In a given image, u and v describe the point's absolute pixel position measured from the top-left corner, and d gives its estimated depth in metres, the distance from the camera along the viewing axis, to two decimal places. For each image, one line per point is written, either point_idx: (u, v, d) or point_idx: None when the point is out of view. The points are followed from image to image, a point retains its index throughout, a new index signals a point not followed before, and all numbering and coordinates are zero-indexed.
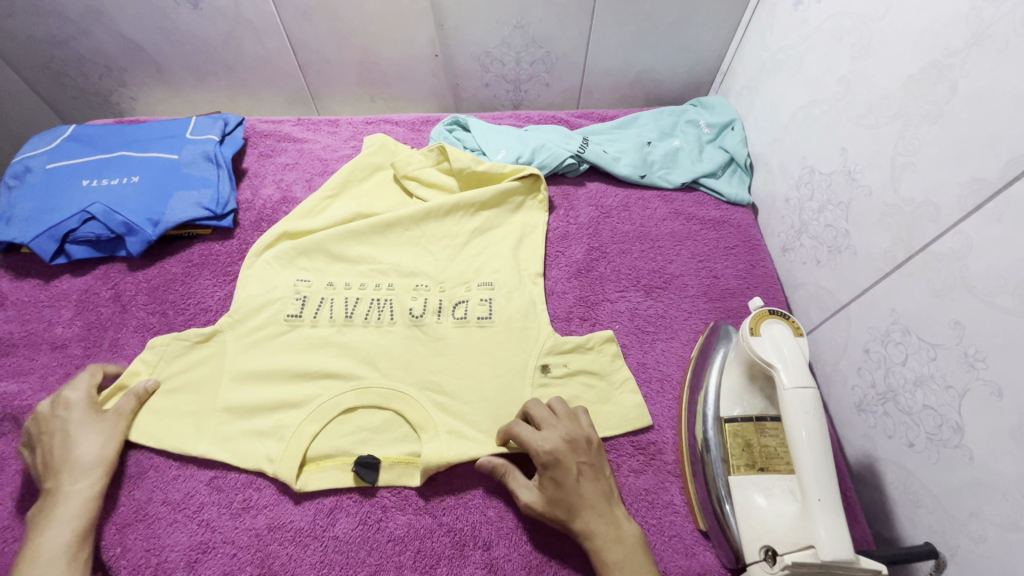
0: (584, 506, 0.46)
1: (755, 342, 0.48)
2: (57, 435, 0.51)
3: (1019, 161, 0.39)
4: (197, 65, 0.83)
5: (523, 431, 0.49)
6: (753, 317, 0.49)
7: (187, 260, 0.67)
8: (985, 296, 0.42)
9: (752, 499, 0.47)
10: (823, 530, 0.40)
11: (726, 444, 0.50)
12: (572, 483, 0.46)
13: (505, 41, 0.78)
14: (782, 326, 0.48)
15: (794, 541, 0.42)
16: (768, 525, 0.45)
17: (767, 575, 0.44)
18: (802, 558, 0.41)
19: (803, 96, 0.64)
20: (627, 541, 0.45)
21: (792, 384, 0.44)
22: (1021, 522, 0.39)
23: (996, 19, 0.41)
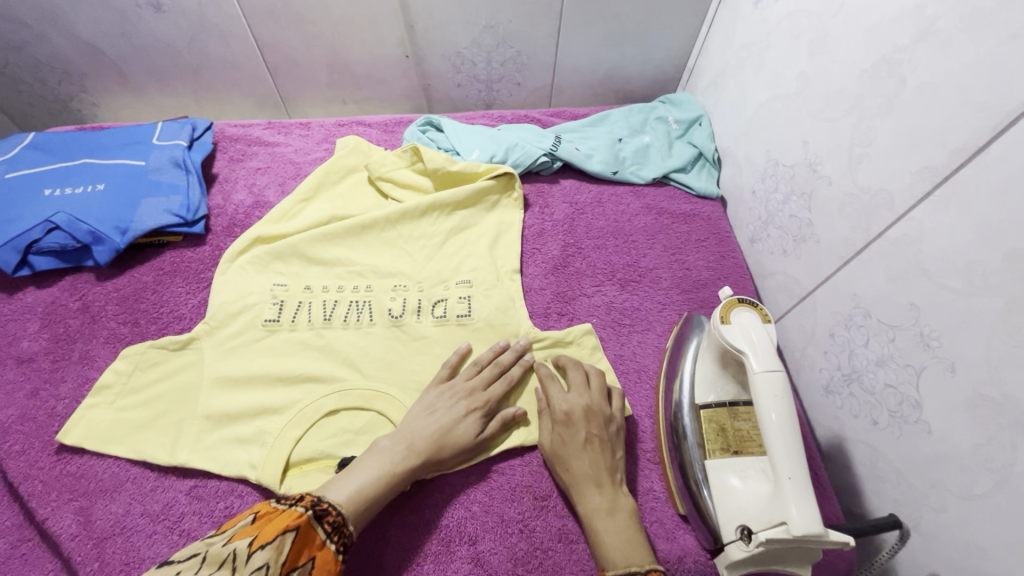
0: (584, 472, 0.49)
1: (726, 330, 0.49)
2: (427, 406, 0.54)
3: (965, 150, 0.41)
4: (161, 69, 0.81)
5: (552, 389, 0.55)
6: (723, 306, 0.51)
7: (158, 268, 0.66)
8: (937, 278, 0.44)
9: (727, 481, 0.48)
10: (794, 504, 0.41)
11: (702, 430, 0.51)
12: (577, 443, 0.51)
13: (476, 42, 0.78)
14: (751, 314, 0.50)
15: (768, 519, 0.44)
16: (744, 505, 0.46)
17: (743, 553, 0.45)
18: (775, 535, 0.42)
19: (765, 92, 0.66)
20: (614, 515, 0.47)
21: (763, 368, 0.46)
22: (977, 490, 0.42)
23: (938, 15, 0.43)
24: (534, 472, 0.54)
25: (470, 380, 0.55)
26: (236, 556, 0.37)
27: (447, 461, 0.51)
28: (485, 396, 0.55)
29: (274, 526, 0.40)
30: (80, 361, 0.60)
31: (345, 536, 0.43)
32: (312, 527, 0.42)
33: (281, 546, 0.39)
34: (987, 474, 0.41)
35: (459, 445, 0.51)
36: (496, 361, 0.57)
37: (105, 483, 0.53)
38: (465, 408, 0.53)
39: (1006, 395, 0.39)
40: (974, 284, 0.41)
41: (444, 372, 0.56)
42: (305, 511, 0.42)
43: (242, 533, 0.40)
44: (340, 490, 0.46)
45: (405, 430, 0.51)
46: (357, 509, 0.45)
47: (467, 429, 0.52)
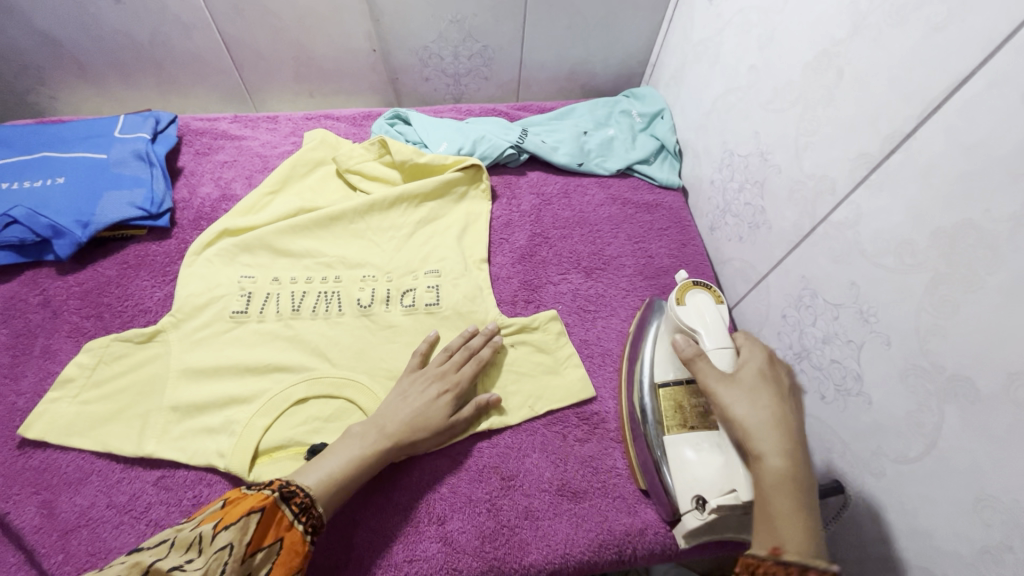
0: (764, 422, 0.42)
1: (682, 311, 0.53)
2: (399, 392, 0.54)
3: (895, 136, 0.44)
4: (123, 61, 0.80)
5: (700, 366, 0.48)
6: (679, 288, 0.54)
7: (122, 262, 0.65)
8: (874, 258, 0.47)
9: (684, 455, 0.50)
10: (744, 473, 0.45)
11: (660, 408, 0.53)
12: (786, 413, 0.43)
13: (442, 36, 0.79)
14: (705, 295, 0.54)
15: (720, 488, 0.47)
16: (699, 476, 0.48)
17: (698, 521, 0.48)
18: (725, 501, 0.45)
19: (720, 85, 0.68)
20: (796, 492, 0.39)
21: (715, 346, 0.49)
22: (910, 454, 0.45)
23: (870, 11, 0.46)
24: (502, 453, 0.55)
25: (440, 365, 0.56)
26: (202, 538, 0.39)
27: (421, 443, 0.52)
28: (457, 378, 0.55)
29: (241, 508, 0.42)
30: (41, 355, 0.59)
31: (314, 517, 0.44)
32: (280, 508, 0.43)
33: (246, 526, 0.41)
34: (918, 438, 0.44)
35: (431, 426, 0.52)
36: (466, 345, 0.58)
37: (70, 475, 0.52)
38: (436, 392, 0.54)
39: (934, 363, 0.42)
40: (904, 262, 0.44)
41: (415, 361, 0.57)
42: (272, 493, 0.43)
43: (210, 517, 0.41)
44: (310, 475, 0.46)
45: (379, 415, 0.52)
46: (327, 492, 0.46)
47: (439, 411, 0.53)
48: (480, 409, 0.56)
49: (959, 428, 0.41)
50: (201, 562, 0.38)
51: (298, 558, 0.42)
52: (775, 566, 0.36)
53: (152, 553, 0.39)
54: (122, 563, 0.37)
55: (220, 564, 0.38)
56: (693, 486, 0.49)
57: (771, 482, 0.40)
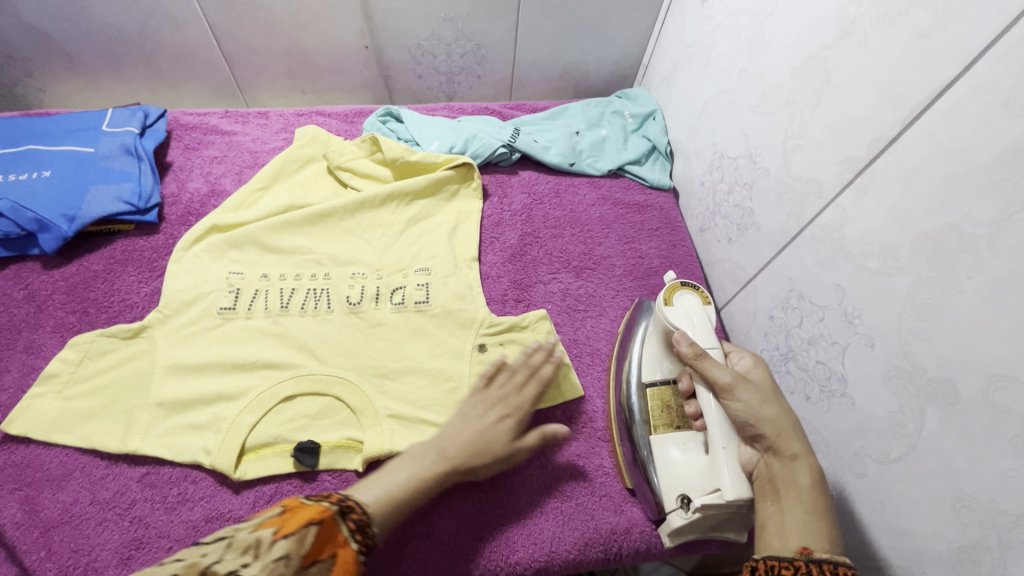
0: (792, 425, 0.45)
1: (669, 312, 0.55)
2: (460, 414, 0.52)
3: (880, 141, 0.45)
4: (112, 54, 0.79)
5: (709, 364, 0.49)
6: (667, 288, 0.57)
7: (109, 256, 0.65)
8: (859, 260, 0.48)
9: (669, 454, 0.52)
10: (727, 471, 0.46)
11: (647, 407, 0.54)
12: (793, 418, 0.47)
13: (435, 34, 0.79)
14: (692, 296, 0.57)
15: (704, 488, 0.48)
16: (683, 476, 0.50)
17: (683, 520, 0.48)
18: (710, 500, 0.47)
19: (712, 87, 0.69)
20: (820, 491, 0.43)
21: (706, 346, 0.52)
22: (891, 455, 0.46)
23: (858, 15, 0.46)
24: None
25: (503, 389, 0.53)
26: (260, 543, 0.37)
27: (483, 468, 0.49)
28: (519, 401, 0.53)
29: (300, 517, 0.39)
30: (25, 350, 0.58)
31: (369, 536, 0.41)
32: (337, 524, 0.40)
33: (304, 538, 0.38)
34: (901, 439, 0.45)
35: (494, 452, 0.49)
36: (527, 362, 0.55)
37: (54, 471, 0.52)
38: (497, 416, 0.51)
39: (915, 365, 0.43)
40: (889, 264, 0.45)
41: (478, 382, 0.54)
42: (330, 506, 0.41)
43: (269, 522, 0.39)
44: (367, 492, 0.44)
45: (439, 436, 0.50)
46: (384, 510, 0.43)
47: (502, 435, 0.50)
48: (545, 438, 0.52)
49: (940, 430, 0.41)
50: (257, 568, 0.35)
51: None
52: (809, 563, 0.38)
53: (208, 552, 0.36)
54: (177, 562, 0.35)
55: None
56: (679, 486, 0.50)
57: (805, 480, 0.43)
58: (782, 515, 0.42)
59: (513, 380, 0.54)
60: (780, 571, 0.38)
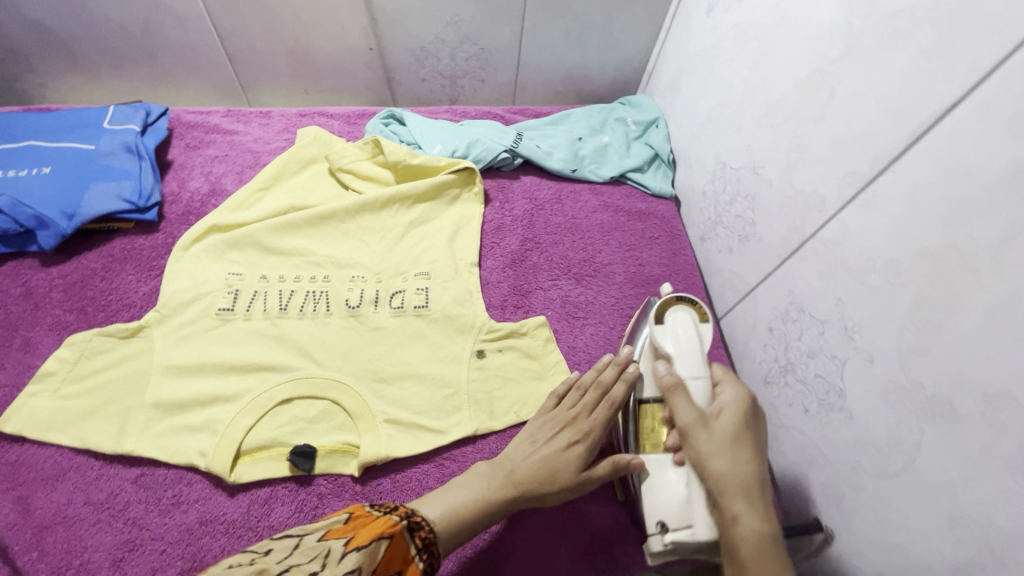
0: (739, 481, 0.43)
1: (658, 328, 0.53)
2: (525, 436, 0.52)
3: (883, 157, 0.45)
4: (114, 51, 0.79)
5: (677, 400, 0.47)
6: (660, 304, 0.54)
7: (108, 255, 0.64)
8: (859, 275, 0.48)
9: (665, 474, 0.48)
10: (699, 511, 0.45)
11: (641, 424, 0.51)
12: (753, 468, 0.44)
13: (440, 37, 0.79)
14: (685, 312, 0.53)
15: (678, 519, 0.46)
16: (662, 502, 0.46)
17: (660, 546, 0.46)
18: (679, 536, 0.45)
19: (715, 97, 0.69)
20: (767, 554, 0.40)
21: (688, 374, 0.49)
22: (889, 469, 0.45)
23: (863, 31, 0.46)
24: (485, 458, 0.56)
25: (573, 410, 0.52)
26: (332, 553, 0.38)
27: (550, 496, 0.48)
28: (589, 425, 0.51)
29: (371, 531, 0.41)
30: (22, 348, 0.58)
31: (434, 555, 0.43)
32: (403, 540, 0.42)
33: (375, 552, 0.39)
34: (898, 454, 0.44)
35: (562, 480, 0.48)
36: (597, 381, 0.53)
37: (47, 471, 0.52)
38: (565, 442, 0.50)
39: (914, 382, 0.43)
40: (889, 280, 0.45)
41: (549, 402, 0.54)
42: (399, 522, 0.42)
43: (339, 532, 0.40)
44: (435, 506, 0.46)
45: (506, 457, 0.50)
46: (450, 528, 0.45)
47: (570, 463, 0.49)
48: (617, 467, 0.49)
49: (936, 446, 0.41)
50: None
51: None
52: None
53: (281, 555, 0.38)
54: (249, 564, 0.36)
55: None
56: (658, 511, 0.47)
57: (744, 542, 0.41)
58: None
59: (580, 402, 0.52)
60: None
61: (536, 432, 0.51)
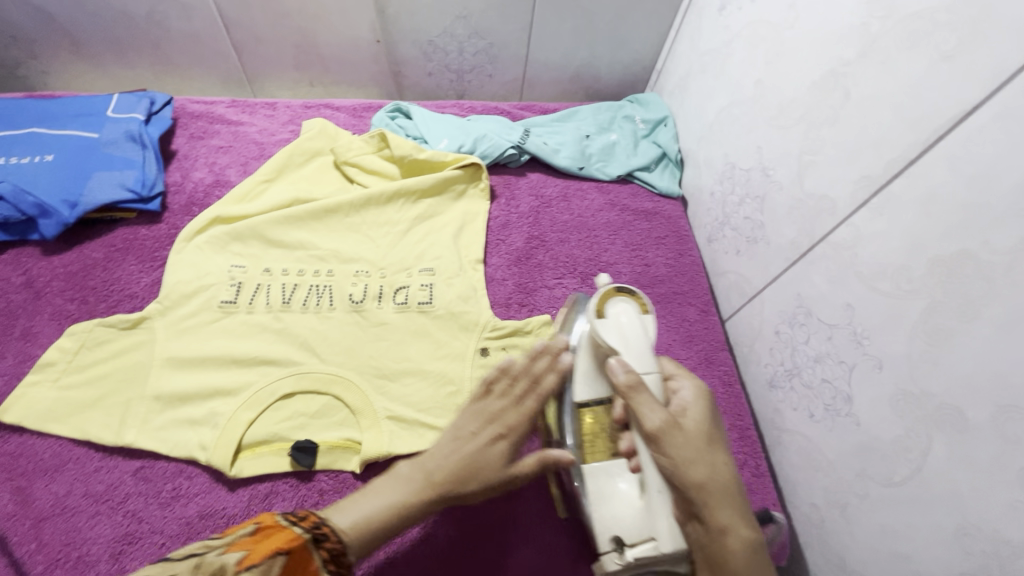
0: (722, 487, 0.42)
1: (600, 324, 0.49)
2: (449, 430, 0.48)
3: (897, 161, 0.44)
4: (119, 39, 0.78)
5: (642, 401, 0.43)
6: (600, 296, 0.50)
7: (110, 244, 0.64)
8: (870, 281, 0.47)
9: (616, 486, 0.48)
10: (664, 523, 0.43)
11: (580, 430, 0.51)
12: (726, 469, 0.44)
13: (448, 31, 0.78)
14: (627, 304, 0.50)
15: (637, 532, 0.44)
16: (617, 515, 0.46)
17: (615, 565, 0.45)
18: (643, 552, 0.43)
19: (726, 97, 0.68)
20: (752, 557, 0.41)
21: (643, 370, 0.47)
22: (895, 477, 0.45)
23: (881, 33, 0.46)
24: None
25: (501, 403, 0.48)
26: (223, 570, 0.35)
27: (471, 495, 0.45)
28: (516, 418, 0.48)
29: (269, 545, 0.37)
30: (22, 337, 0.58)
31: (341, 565, 0.40)
32: (308, 553, 0.39)
33: (268, 570, 0.36)
34: (905, 463, 0.44)
35: (484, 478, 0.45)
36: (529, 370, 0.49)
37: (47, 462, 0.51)
38: (490, 437, 0.46)
39: (924, 390, 0.42)
40: (900, 287, 0.44)
41: (478, 390, 0.49)
42: (303, 534, 0.39)
43: (236, 546, 0.37)
44: (346, 514, 0.42)
45: (427, 455, 0.46)
46: (362, 537, 0.42)
47: (494, 458, 0.46)
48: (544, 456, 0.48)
49: (945, 456, 0.41)
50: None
51: None
52: None
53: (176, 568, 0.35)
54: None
55: None
56: (611, 525, 0.45)
57: (736, 551, 0.41)
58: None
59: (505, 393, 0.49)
60: None
61: (459, 427, 0.47)
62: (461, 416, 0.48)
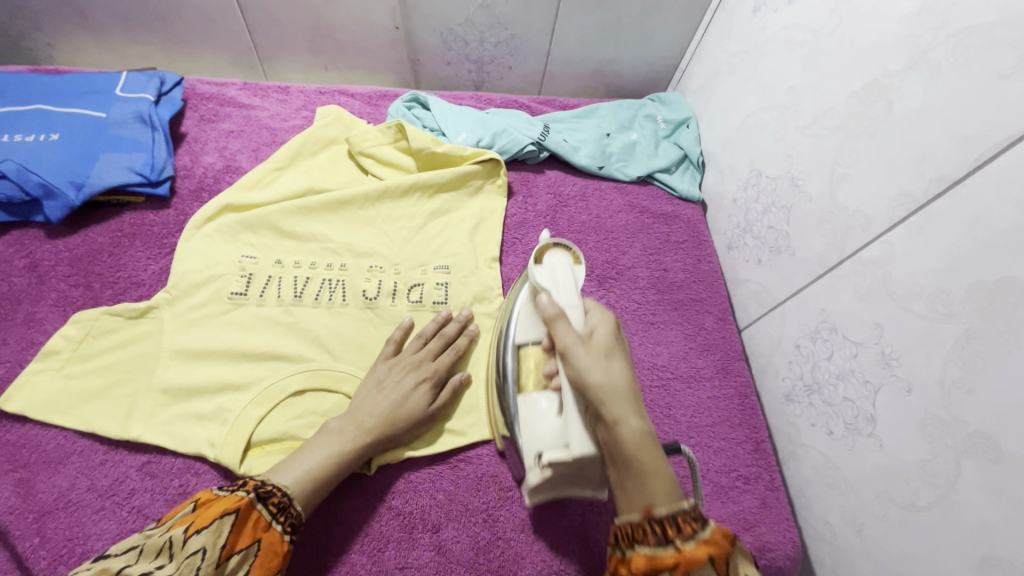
0: (619, 387, 0.40)
1: (535, 269, 0.51)
2: (373, 384, 0.54)
3: (942, 180, 0.43)
4: (128, 13, 0.75)
5: (560, 327, 0.44)
6: (539, 245, 0.52)
7: (116, 229, 0.62)
8: (903, 301, 0.46)
9: (538, 406, 0.48)
10: (574, 426, 0.43)
11: (521, 369, 0.51)
12: (627, 374, 0.42)
13: (470, 20, 0.76)
14: (562, 255, 0.51)
15: (556, 444, 0.45)
16: (540, 434, 0.47)
17: (535, 476, 0.46)
18: (555, 457, 0.44)
19: (755, 101, 0.66)
20: (650, 450, 0.38)
21: (565, 304, 0.47)
22: (917, 502, 0.44)
23: (931, 46, 0.44)
24: (501, 461, 0.55)
25: (416, 354, 0.56)
26: (172, 542, 0.39)
27: (403, 433, 0.52)
28: (433, 367, 0.55)
29: (214, 511, 0.41)
30: (26, 323, 0.56)
31: (292, 516, 0.44)
32: (255, 509, 0.43)
33: (219, 530, 0.40)
34: (930, 488, 0.43)
35: (410, 417, 0.52)
36: (440, 333, 0.57)
37: (50, 453, 0.50)
38: (414, 381, 0.54)
39: (955, 417, 0.42)
40: (936, 309, 0.43)
41: (389, 349, 0.56)
42: (247, 494, 0.43)
43: (181, 521, 0.41)
44: (287, 473, 0.46)
45: (357, 409, 0.52)
46: (306, 491, 0.46)
47: (418, 400, 0.53)
48: (458, 391, 0.57)
49: (975, 485, 0.40)
50: (172, 568, 0.38)
51: (277, 559, 0.42)
52: (646, 527, 0.36)
53: (120, 560, 0.38)
54: (88, 570, 0.37)
55: (193, 569, 0.38)
56: (536, 443, 0.47)
57: (630, 444, 0.38)
58: (622, 484, 0.39)
59: (418, 343, 0.57)
60: (631, 536, 0.37)
61: (381, 379, 0.54)
62: (382, 372, 0.54)
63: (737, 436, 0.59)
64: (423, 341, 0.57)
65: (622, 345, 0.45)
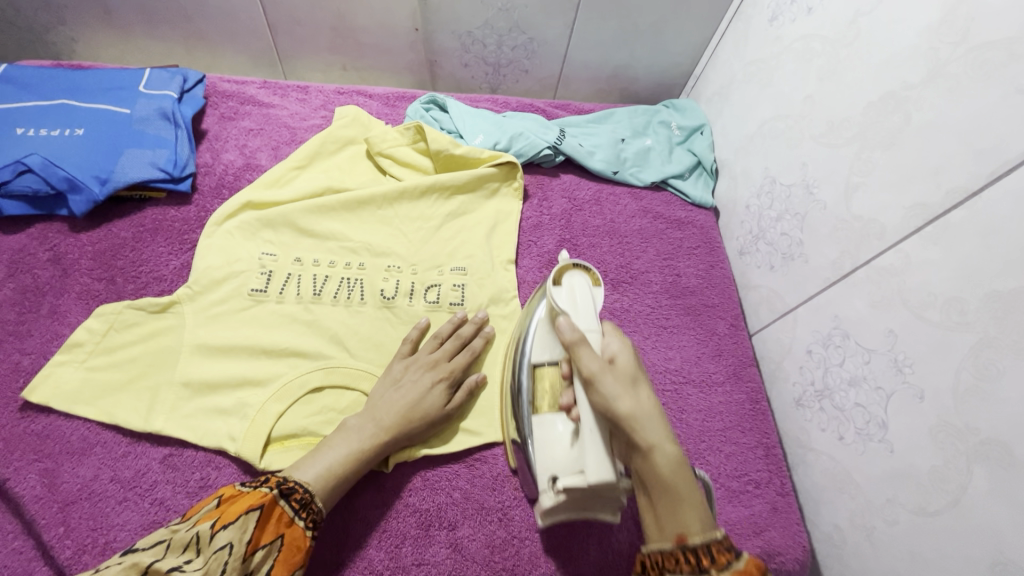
0: (649, 414, 0.42)
1: (556, 292, 0.51)
2: (389, 383, 0.54)
3: (957, 192, 0.44)
4: (152, 11, 0.76)
5: (582, 352, 0.45)
6: (558, 268, 0.52)
7: (138, 224, 0.63)
8: (917, 309, 0.47)
9: (555, 429, 0.49)
10: (591, 455, 0.43)
11: (536, 389, 0.52)
12: (654, 401, 0.43)
13: (488, 24, 0.77)
14: (582, 277, 0.52)
15: (572, 470, 0.46)
16: (555, 457, 0.48)
17: (549, 499, 0.48)
18: (573, 482, 0.45)
19: (770, 110, 0.67)
20: (683, 477, 0.40)
21: (587, 329, 0.48)
22: (928, 507, 0.45)
23: (950, 59, 0.45)
24: None
25: (433, 354, 0.56)
26: (200, 538, 0.40)
27: (418, 432, 0.53)
28: (449, 367, 0.56)
29: (239, 506, 0.43)
30: (49, 316, 0.57)
31: (314, 512, 0.45)
32: (278, 505, 0.44)
33: (245, 525, 0.42)
34: (941, 494, 0.44)
35: (426, 416, 0.53)
36: (456, 334, 0.58)
37: (73, 444, 0.51)
38: (430, 381, 0.54)
39: (968, 425, 0.42)
40: (951, 318, 0.44)
41: (406, 348, 0.57)
42: (270, 491, 0.44)
43: (206, 516, 0.42)
44: (308, 470, 0.47)
45: (375, 407, 0.52)
46: (327, 488, 0.47)
47: (434, 401, 0.54)
48: (473, 393, 0.57)
49: (986, 491, 0.41)
50: (201, 562, 0.39)
51: (299, 554, 0.43)
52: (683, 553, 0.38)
53: (149, 554, 0.39)
54: (118, 564, 0.37)
55: (220, 565, 0.39)
56: (551, 467, 0.48)
57: (665, 472, 0.40)
58: (656, 510, 0.41)
59: (434, 343, 0.57)
60: (664, 562, 0.39)
61: (397, 379, 0.55)
62: (399, 373, 0.55)
63: (748, 441, 0.60)
64: (438, 341, 0.58)
65: (643, 370, 0.46)
